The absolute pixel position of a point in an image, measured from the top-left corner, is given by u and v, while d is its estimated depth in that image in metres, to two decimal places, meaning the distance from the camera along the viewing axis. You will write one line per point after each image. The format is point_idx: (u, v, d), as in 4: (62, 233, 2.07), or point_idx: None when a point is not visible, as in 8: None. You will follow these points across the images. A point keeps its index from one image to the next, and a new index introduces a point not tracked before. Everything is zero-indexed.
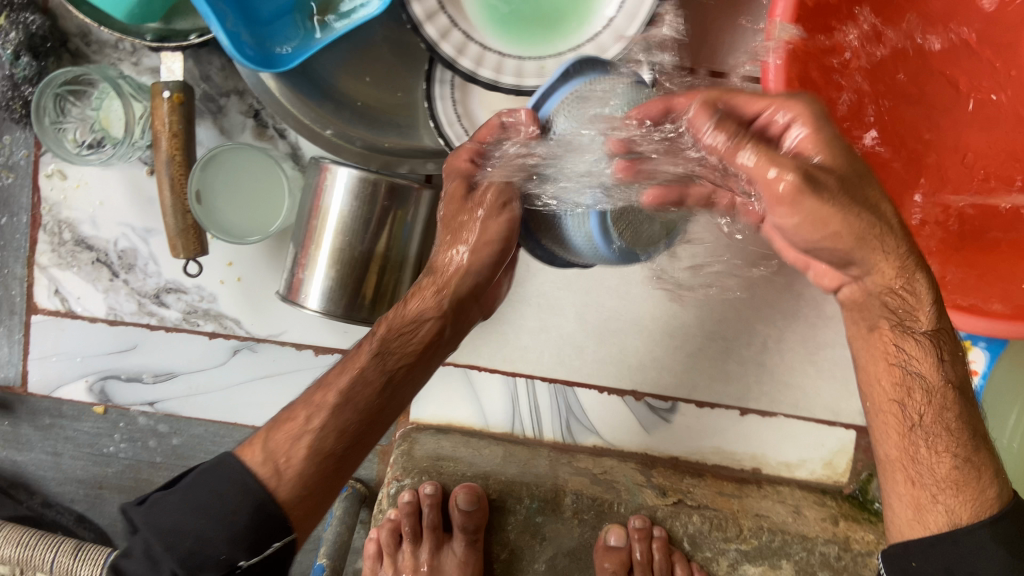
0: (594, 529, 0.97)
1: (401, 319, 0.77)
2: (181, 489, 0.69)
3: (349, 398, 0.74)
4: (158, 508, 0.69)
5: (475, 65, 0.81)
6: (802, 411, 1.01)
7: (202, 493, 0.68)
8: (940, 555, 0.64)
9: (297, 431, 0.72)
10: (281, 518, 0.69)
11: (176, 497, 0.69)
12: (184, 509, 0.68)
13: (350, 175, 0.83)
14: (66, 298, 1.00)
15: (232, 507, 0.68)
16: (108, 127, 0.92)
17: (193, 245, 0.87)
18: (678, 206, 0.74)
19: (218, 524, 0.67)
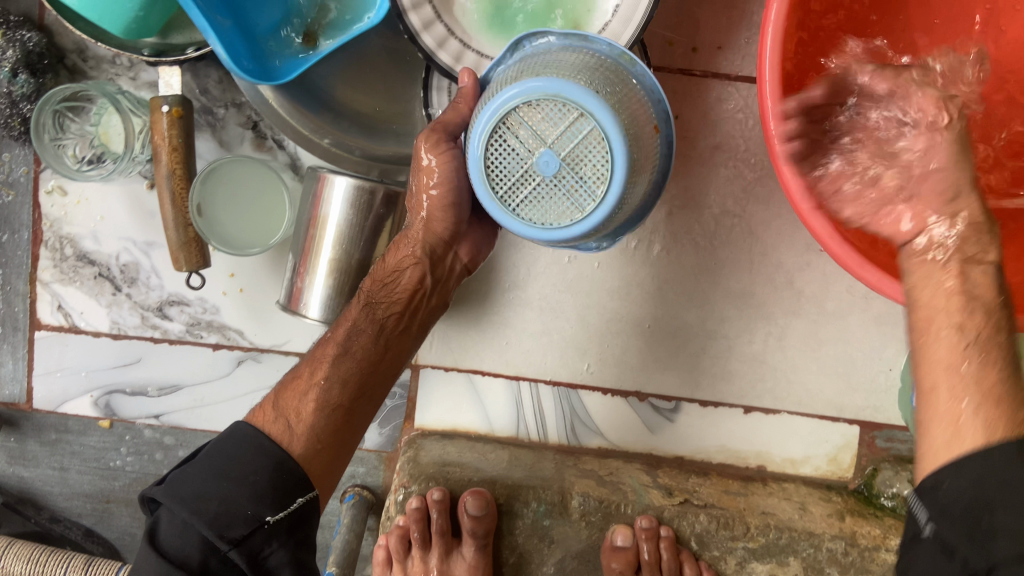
0: (601, 531, 0.96)
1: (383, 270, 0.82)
2: (200, 461, 0.77)
3: (345, 351, 0.82)
4: (180, 479, 0.75)
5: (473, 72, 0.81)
6: (805, 407, 1.01)
7: (223, 461, 0.76)
8: None
9: (305, 389, 0.82)
10: (301, 473, 0.78)
11: (197, 468, 0.76)
12: (208, 477, 0.75)
13: (347, 184, 0.83)
14: (69, 313, 1.00)
15: (252, 469, 0.76)
16: (107, 142, 0.92)
17: (195, 258, 0.88)
18: (602, 165, 0.61)
19: (241, 485, 0.75)
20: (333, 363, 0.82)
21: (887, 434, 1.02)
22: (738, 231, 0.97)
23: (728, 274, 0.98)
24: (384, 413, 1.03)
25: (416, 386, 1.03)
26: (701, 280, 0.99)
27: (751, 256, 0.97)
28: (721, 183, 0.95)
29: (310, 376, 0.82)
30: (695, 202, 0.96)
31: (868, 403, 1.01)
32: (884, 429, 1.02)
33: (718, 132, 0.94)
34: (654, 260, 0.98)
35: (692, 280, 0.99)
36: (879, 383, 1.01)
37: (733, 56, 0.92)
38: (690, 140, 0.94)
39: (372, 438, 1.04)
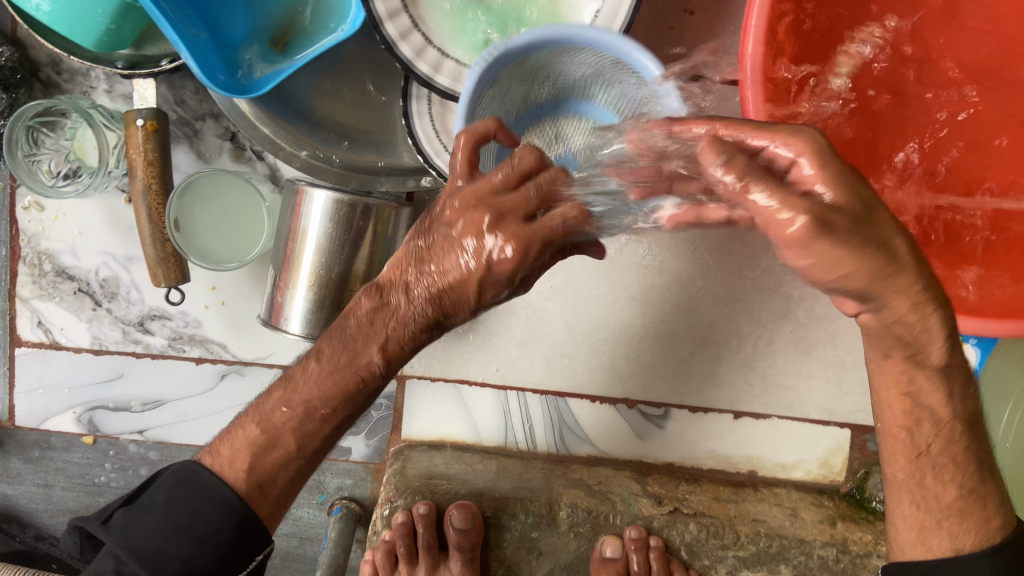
0: (590, 542, 0.95)
1: (364, 308, 0.68)
2: (158, 506, 0.68)
3: (320, 397, 0.69)
4: (136, 529, 0.66)
5: (453, 81, 0.79)
6: (796, 412, 1.01)
7: (182, 514, 0.67)
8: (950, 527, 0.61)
9: (286, 458, 0.70)
10: (261, 529, 0.70)
11: (154, 517, 0.67)
12: (166, 529, 0.66)
13: (327, 198, 0.82)
14: (49, 329, 0.99)
15: (216, 527, 0.67)
16: (82, 157, 0.90)
17: (174, 274, 0.86)
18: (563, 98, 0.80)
19: (203, 544, 0.66)
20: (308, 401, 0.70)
21: None
22: (726, 236, 0.95)
23: (717, 279, 0.97)
24: (370, 425, 1.02)
25: (402, 398, 1.01)
26: (688, 286, 0.97)
27: (738, 260, 0.96)
28: None
29: (286, 411, 0.70)
30: None
31: (860, 406, 1.00)
32: (875, 432, 1.01)
33: None
34: (642, 266, 0.97)
35: (680, 286, 0.97)
36: (870, 386, 1.00)
37: None
38: None
39: (359, 449, 1.03)
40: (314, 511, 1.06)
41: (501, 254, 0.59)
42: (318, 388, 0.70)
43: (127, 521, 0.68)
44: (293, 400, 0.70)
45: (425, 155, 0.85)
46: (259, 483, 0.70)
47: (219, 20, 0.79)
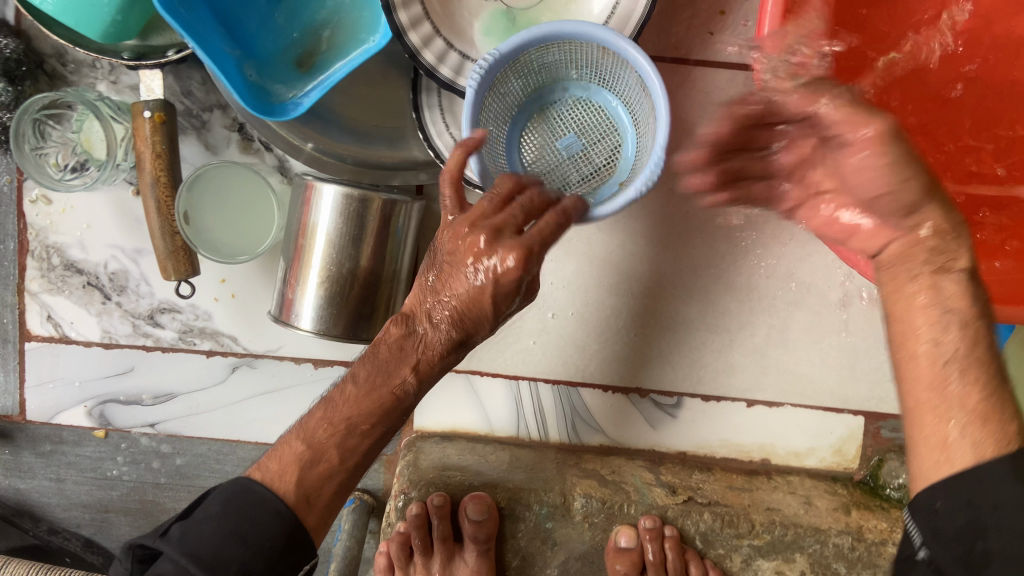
0: (605, 532, 0.94)
1: (392, 336, 0.72)
2: (214, 516, 0.68)
3: (359, 413, 0.72)
4: (196, 537, 0.67)
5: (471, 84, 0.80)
6: (809, 399, 1.00)
7: (239, 521, 0.68)
8: None
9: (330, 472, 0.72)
10: (308, 537, 0.71)
11: (213, 525, 0.68)
12: (226, 537, 0.67)
13: (336, 193, 0.82)
14: (59, 323, 0.99)
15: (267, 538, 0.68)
16: (89, 149, 0.90)
17: (184, 266, 0.85)
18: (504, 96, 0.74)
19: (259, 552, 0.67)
20: (346, 415, 0.72)
21: (893, 424, 1.01)
22: (739, 223, 0.94)
23: (731, 267, 0.96)
24: None
25: None
26: (702, 274, 0.97)
27: (752, 248, 0.95)
28: None
29: (328, 426, 0.72)
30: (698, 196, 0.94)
31: (874, 393, 1.00)
32: (889, 419, 1.01)
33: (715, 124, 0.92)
34: (655, 256, 0.96)
35: (693, 275, 0.97)
36: (883, 372, 0.99)
37: (728, 43, 0.90)
38: (686, 130, 0.92)
39: None
40: None
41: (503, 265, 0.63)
42: (355, 404, 0.72)
43: (186, 533, 0.68)
44: (334, 417, 0.73)
45: (435, 149, 0.84)
46: (307, 495, 0.71)
47: (237, 19, 0.79)
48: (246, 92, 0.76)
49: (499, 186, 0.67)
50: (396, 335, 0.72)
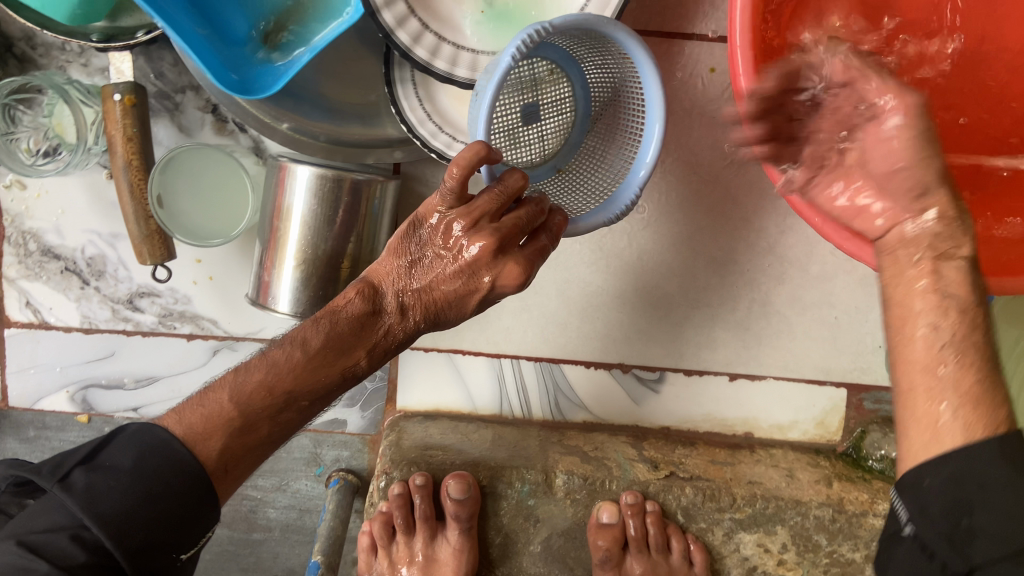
0: (586, 508, 0.94)
1: (355, 307, 0.73)
2: (128, 470, 0.63)
3: (302, 387, 0.70)
4: (102, 491, 0.61)
5: (451, 66, 0.79)
6: (792, 372, 1.00)
7: (154, 480, 0.63)
8: None
9: (253, 441, 0.68)
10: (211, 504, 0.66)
11: (123, 480, 0.62)
12: (135, 497, 0.62)
13: (309, 173, 0.81)
14: (38, 309, 0.98)
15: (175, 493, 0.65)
16: (62, 133, 0.89)
17: (159, 251, 0.85)
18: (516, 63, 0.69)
19: (167, 518, 0.63)
20: (290, 387, 0.69)
21: (875, 396, 1.01)
22: (719, 196, 0.94)
23: (711, 242, 0.95)
24: (365, 397, 1.02)
25: (395, 369, 1.01)
26: (683, 248, 0.96)
27: (733, 222, 0.95)
28: (699, 151, 0.92)
29: (267, 394, 0.68)
30: (676, 171, 0.93)
31: (856, 365, 1.00)
32: (872, 391, 1.01)
33: (694, 97, 0.91)
34: (636, 231, 0.95)
35: (674, 249, 0.96)
36: (865, 345, 0.99)
37: (707, 13, 0.88)
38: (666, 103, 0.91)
39: (355, 421, 1.03)
40: (311, 483, 1.07)
41: (504, 280, 0.71)
42: (300, 376, 0.70)
43: (88, 479, 0.62)
44: (275, 387, 0.69)
45: (408, 124, 0.83)
46: (224, 462, 0.66)
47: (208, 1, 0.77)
48: (223, 75, 0.75)
49: (510, 183, 0.69)
50: (358, 315, 0.73)
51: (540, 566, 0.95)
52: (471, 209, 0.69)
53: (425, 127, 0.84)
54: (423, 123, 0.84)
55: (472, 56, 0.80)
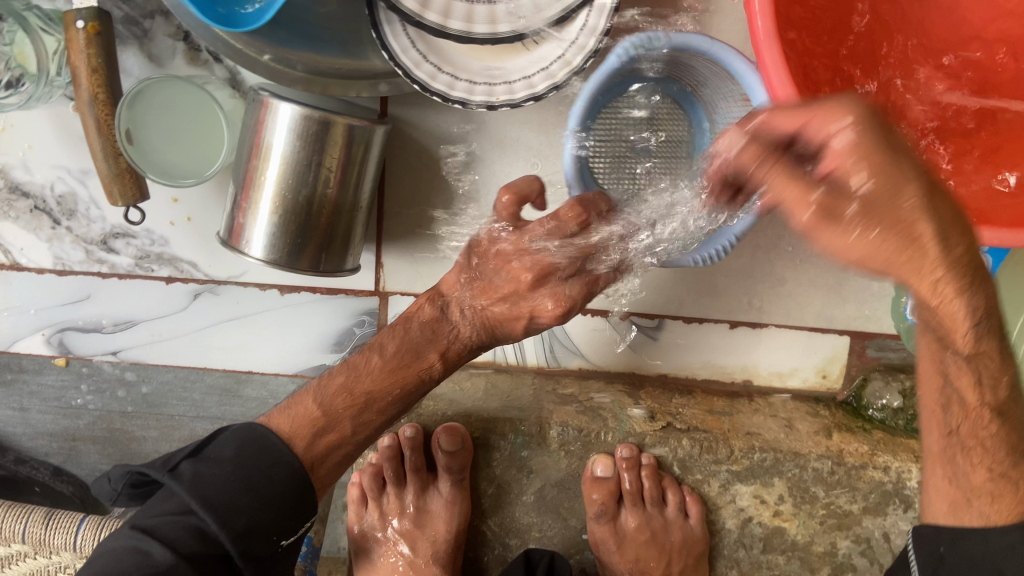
0: (581, 460, 0.92)
1: (425, 316, 0.79)
2: (228, 463, 0.70)
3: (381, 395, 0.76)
4: (209, 482, 0.69)
5: (443, 17, 0.74)
6: (794, 320, 0.97)
7: (251, 472, 0.70)
8: (970, 546, 0.62)
9: (338, 442, 0.75)
10: (312, 499, 0.74)
11: (227, 471, 0.70)
12: (236, 486, 0.69)
13: (292, 111, 0.75)
14: (9, 250, 0.94)
15: (279, 488, 0.70)
16: (24, 63, 0.80)
17: (131, 190, 0.80)
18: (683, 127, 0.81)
19: (268, 505, 0.69)
20: (369, 389, 0.76)
21: (879, 343, 0.97)
22: None
23: None
24: (353, 341, 0.98)
25: (385, 315, 0.97)
26: None
27: None
28: None
29: (349, 397, 0.75)
30: None
31: (860, 312, 0.96)
32: (875, 338, 0.97)
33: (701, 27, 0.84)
34: None
35: None
36: (872, 292, 0.95)
37: None
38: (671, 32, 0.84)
39: None
40: None
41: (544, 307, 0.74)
42: (378, 380, 0.76)
43: (195, 468, 0.70)
44: (355, 388, 0.76)
45: (390, 52, 0.75)
46: (313, 461, 0.74)
47: None
48: (206, 7, 0.69)
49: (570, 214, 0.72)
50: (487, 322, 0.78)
51: (533, 516, 0.94)
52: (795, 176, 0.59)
53: (408, 55, 0.76)
54: (406, 51, 0.76)
55: (465, 6, 0.75)
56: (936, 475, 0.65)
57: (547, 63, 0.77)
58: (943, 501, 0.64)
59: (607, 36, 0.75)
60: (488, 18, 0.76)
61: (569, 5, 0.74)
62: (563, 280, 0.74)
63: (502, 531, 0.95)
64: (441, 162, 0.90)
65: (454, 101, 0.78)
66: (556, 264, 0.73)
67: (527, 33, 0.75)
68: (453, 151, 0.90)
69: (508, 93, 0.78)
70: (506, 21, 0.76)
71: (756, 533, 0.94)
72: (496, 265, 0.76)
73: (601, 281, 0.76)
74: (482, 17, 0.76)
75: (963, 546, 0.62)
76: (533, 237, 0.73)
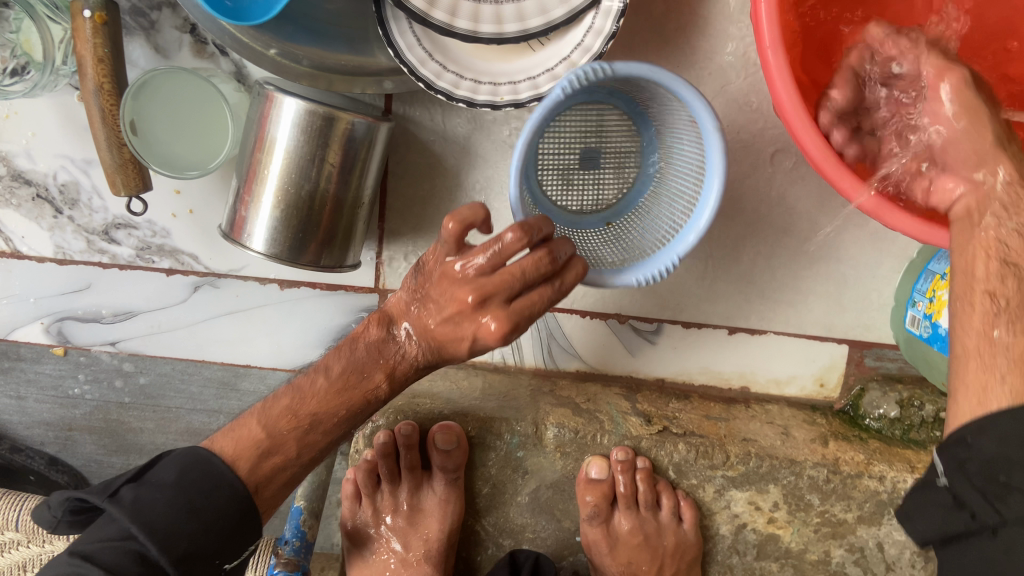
0: (577, 462, 0.92)
1: (373, 336, 0.75)
2: (170, 485, 0.66)
3: (327, 412, 0.74)
4: (150, 504, 0.64)
5: (450, 16, 0.75)
6: (792, 328, 0.97)
7: (194, 496, 0.66)
8: (1007, 430, 0.50)
9: (286, 463, 0.73)
10: (255, 523, 0.71)
11: (168, 493, 0.65)
12: (178, 510, 0.65)
13: (297, 106, 0.75)
14: (10, 237, 0.94)
15: (222, 513, 0.67)
16: (31, 51, 0.80)
17: (134, 181, 0.80)
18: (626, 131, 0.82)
19: (210, 530, 0.66)
20: (315, 411, 0.74)
21: (876, 353, 0.98)
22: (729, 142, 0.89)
23: None
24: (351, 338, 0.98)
25: None
26: None
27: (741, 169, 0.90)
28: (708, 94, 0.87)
29: (293, 419, 0.73)
30: None
31: (860, 321, 0.96)
32: (873, 347, 0.97)
33: (707, 32, 0.84)
34: None
35: None
36: (871, 301, 0.95)
37: None
38: (678, 37, 0.85)
39: None
40: None
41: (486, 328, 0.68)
42: (325, 401, 0.74)
43: (135, 493, 0.65)
44: (299, 410, 0.73)
45: (395, 49, 0.75)
46: (258, 483, 0.71)
47: None
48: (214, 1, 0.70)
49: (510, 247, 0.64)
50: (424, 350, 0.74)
51: (526, 516, 0.94)
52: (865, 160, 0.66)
53: (413, 53, 0.76)
54: (412, 48, 0.76)
55: (472, 5, 0.75)
56: (972, 365, 0.55)
57: (552, 64, 0.78)
58: (971, 396, 0.54)
59: (612, 41, 0.75)
60: (495, 18, 0.76)
61: (575, 7, 0.74)
62: (505, 304, 0.67)
63: (495, 531, 0.95)
64: (444, 162, 0.90)
65: (459, 100, 0.77)
66: (496, 288, 0.66)
67: (533, 34, 0.75)
68: (456, 150, 0.90)
69: (513, 93, 0.78)
70: (512, 21, 0.76)
71: (750, 539, 0.94)
72: (440, 285, 0.69)
73: (545, 304, 0.68)
74: (488, 17, 0.76)
75: (1007, 452, 0.50)
76: (472, 261, 0.66)
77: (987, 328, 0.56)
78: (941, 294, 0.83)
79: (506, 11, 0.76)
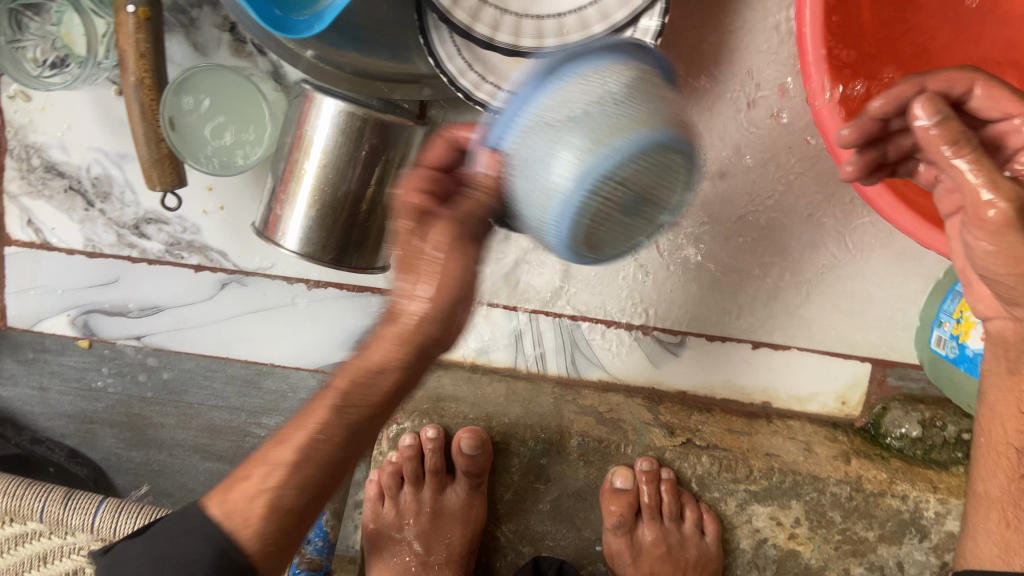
0: (600, 471, 0.92)
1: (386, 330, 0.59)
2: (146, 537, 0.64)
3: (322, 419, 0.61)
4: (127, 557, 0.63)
5: (492, 30, 0.75)
6: (816, 343, 0.97)
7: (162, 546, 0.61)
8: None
9: (254, 489, 0.61)
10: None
11: (139, 547, 0.63)
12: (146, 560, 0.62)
13: (337, 108, 0.76)
14: (40, 229, 0.94)
15: (193, 556, 0.60)
16: (71, 44, 0.81)
17: (170, 176, 0.80)
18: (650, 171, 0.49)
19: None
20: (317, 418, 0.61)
21: (899, 372, 0.98)
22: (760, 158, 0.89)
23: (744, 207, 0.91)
24: None
25: None
26: (719, 209, 0.91)
27: (772, 185, 0.90)
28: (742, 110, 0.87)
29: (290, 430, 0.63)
30: (715, 128, 0.88)
31: (883, 341, 0.97)
32: (896, 367, 0.97)
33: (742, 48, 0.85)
34: None
35: (710, 210, 0.91)
36: (895, 321, 0.95)
37: None
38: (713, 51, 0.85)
39: None
40: None
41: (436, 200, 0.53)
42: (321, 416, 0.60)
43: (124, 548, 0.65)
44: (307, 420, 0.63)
45: (436, 58, 0.76)
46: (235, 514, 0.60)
47: None
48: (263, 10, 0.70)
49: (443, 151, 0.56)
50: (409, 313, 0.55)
51: (547, 524, 0.93)
52: (960, 122, 0.53)
53: (453, 63, 0.76)
54: (452, 58, 0.77)
55: (514, 20, 0.76)
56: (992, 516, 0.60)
57: None
58: (994, 544, 0.59)
59: None
60: (535, 32, 0.76)
61: (615, 24, 0.74)
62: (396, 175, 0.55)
63: (515, 538, 0.95)
64: None
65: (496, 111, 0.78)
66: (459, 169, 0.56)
67: (572, 49, 0.75)
68: None
69: None
70: (552, 36, 0.76)
71: (770, 554, 0.94)
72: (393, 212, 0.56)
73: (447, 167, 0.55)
74: (529, 31, 0.76)
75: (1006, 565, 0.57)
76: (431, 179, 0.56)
77: (1014, 482, 0.59)
78: (968, 315, 0.82)
79: (548, 25, 0.76)
